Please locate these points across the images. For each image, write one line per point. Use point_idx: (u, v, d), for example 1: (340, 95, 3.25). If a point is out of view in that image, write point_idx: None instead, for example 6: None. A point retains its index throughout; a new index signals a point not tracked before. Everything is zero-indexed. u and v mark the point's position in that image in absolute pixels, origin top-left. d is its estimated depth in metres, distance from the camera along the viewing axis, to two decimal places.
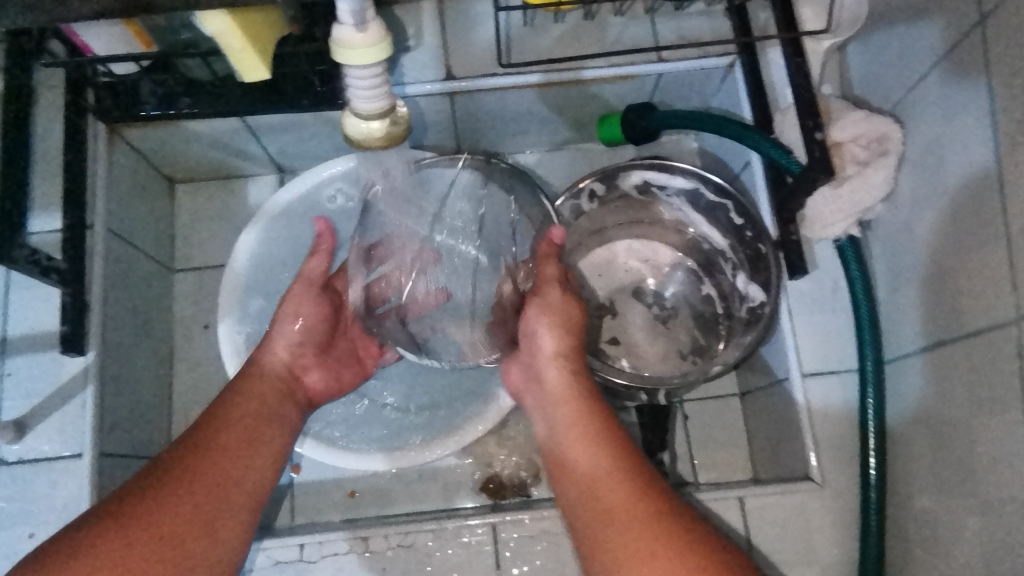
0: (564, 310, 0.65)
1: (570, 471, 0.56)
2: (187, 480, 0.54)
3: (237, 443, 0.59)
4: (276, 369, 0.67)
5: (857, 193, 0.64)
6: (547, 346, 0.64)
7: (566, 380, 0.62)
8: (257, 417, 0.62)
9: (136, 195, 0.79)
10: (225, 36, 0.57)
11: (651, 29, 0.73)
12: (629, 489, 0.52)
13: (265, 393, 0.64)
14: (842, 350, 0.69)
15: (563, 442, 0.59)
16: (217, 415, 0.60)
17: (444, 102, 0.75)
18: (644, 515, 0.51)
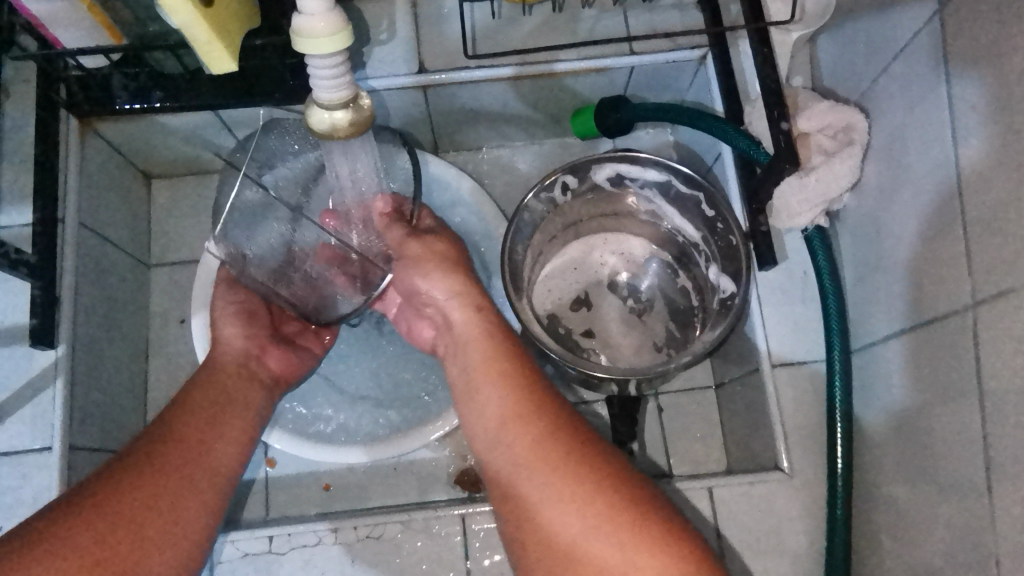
0: (431, 247, 0.67)
1: (477, 420, 0.57)
2: (155, 465, 0.55)
3: (200, 425, 0.61)
4: (231, 353, 0.70)
5: (823, 182, 0.64)
6: (442, 290, 0.65)
7: (474, 322, 0.62)
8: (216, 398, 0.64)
9: (110, 189, 0.79)
10: (192, 28, 0.57)
11: (623, 20, 0.73)
12: (531, 429, 0.53)
13: (224, 375, 0.67)
14: (812, 340, 0.70)
15: (469, 389, 0.59)
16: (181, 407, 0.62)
17: (416, 95, 0.76)
18: (560, 452, 0.52)
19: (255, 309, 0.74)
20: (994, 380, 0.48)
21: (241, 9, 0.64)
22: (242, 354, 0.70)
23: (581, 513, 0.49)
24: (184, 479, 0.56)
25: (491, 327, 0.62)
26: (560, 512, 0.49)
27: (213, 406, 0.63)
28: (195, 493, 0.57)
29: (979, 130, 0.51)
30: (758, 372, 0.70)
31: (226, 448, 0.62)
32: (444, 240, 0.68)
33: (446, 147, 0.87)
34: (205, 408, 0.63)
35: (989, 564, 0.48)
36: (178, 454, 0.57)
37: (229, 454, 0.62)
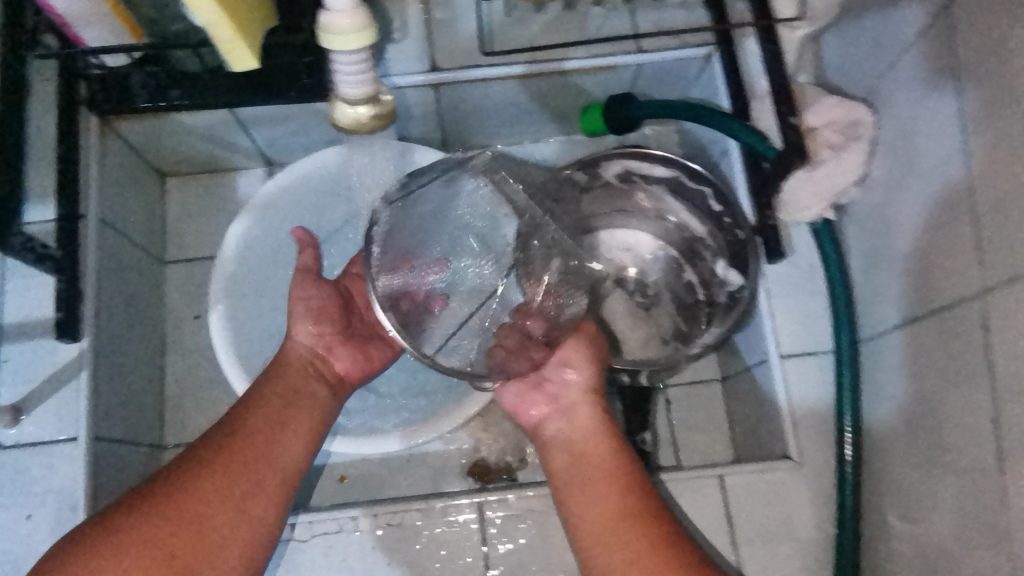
0: (594, 347, 0.71)
1: (584, 477, 0.63)
2: (219, 468, 0.59)
3: (268, 421, 0.63)
4: (298, 358, 0.69)
5: (831, 176, 0.66)
6: (579, 379, 0.69)
7: (590, 416, 0.67)
8: (287, 403, 0.65)
9: (128, 187, 0.81)
10: (214, 27, 0.59)
11: (631, 19, 0.75)
12: (637, 524, 0.58)
13: (292, 380, 0.67)
14: (818, 331, 0.71)
15: (587, 459, 0.64)
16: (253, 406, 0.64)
17: (430, 94, 0.77)
18: (661, 554, 0.57)
19: (327, 306, 0.72)
20: (1003, 365, 0.50)
21: (261, 8, 0.65)
22: (313, 352, 0.70)
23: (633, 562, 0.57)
24: (253, 499, 0.59)
25: (606, 421, 0.67)
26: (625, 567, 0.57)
27: (279, 413, 0.64)
28: (257, 502, 0.60)
29: (985, 122, 0.52)
30: (767, 363, 0.72)
31: (288, 447, 0.63)
32: (595, 337, 0.72)
33: (457, 145, 0.88)
34: (273, 416, 0.64)
35: (999, 545, 0.50)
36: (242, 469, 0.60)
37: (294, 453, 0.63)
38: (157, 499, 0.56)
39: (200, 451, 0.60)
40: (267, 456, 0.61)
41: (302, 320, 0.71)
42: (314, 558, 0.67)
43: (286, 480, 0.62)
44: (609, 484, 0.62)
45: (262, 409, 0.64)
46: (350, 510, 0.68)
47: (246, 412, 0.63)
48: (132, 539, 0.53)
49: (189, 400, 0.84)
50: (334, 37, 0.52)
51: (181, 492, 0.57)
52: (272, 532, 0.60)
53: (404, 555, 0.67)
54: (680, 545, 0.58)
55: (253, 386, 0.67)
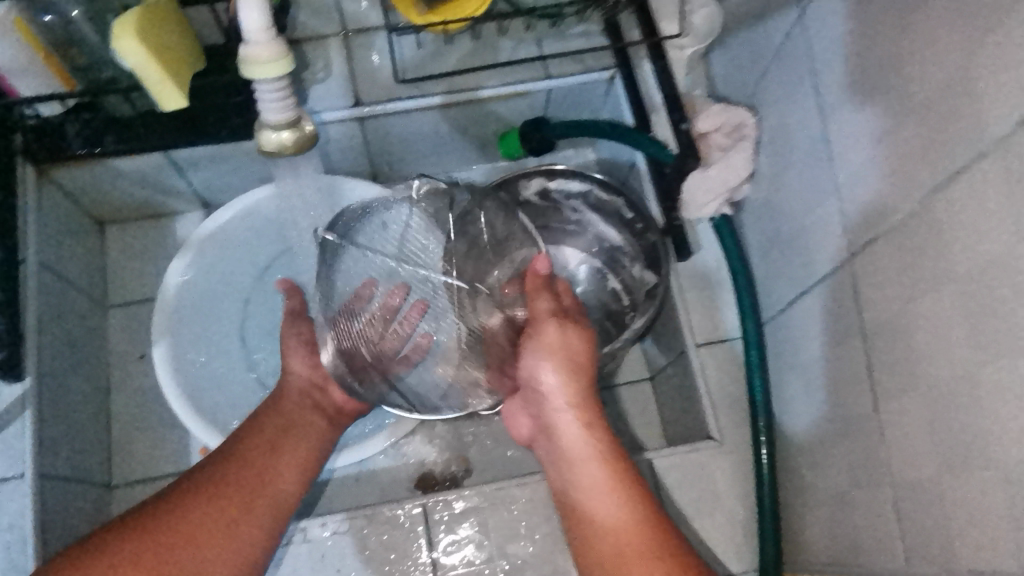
0: (565, 347, 0.69)
1: (575, 483, 0.66)
2: (217, 487, 0.65)
3: (261, 449, 0.70)
4: (297, 385, 0.78)
5: (723, 174, 0.73)
6: (556, 388, 0.68)
7: (582, 432, 0.67)
8: (275, 431, 0.72)
9: (68, 235, 0.84)
10: (142, 69, 0.64)
11: (537, 48, 0.82)
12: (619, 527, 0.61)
13: (285, 410, 0.75)
14: (729, 320, 0.77)
15: (573, 470, 0.67)
16: (249, 432, 0.71)
17: (355, 128, 0.82)
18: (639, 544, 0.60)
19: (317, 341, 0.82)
20: (873, 318, 0.56)
21: (186, 51, 0.70)
22: (308, 388, 0.78)
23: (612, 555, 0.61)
24: (249, 514, 0.65)
25: (591, 433, 0.67)
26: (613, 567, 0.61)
27: (274, 441, 0.71)
28: (250, 529, 0.65)
29: (839, 110, 0.59)
30: (685, 353, 0.77)
31: (283, 476, 0.70)
32: (573, 346, 0.69)
33: (386, 177, 0.94)
34: (264, 440, 0.71)
35: (884, 480, 0.55)
36: (239, 496, 0.66)
37: (285, 479, 0.70)
38: (162, 508, 0.62)
39: (202, 473, 0.66)
40: (262, 477, 0.68)
41: (299, 358, 0.80)
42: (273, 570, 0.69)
43: (272, 496, 0.68)
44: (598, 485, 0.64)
45: (259, 435, 0.71)
46: (298, 522, 0.70)
47: (246, 437, 0.71)
48: (136, 547, 0.59)
49: (135, 438, 0.86)
50: (255, 65, 0.57)
51: (175, 506, 0.63)
52: (261, 557, 0.65)
53: (354, 560, 0.70)
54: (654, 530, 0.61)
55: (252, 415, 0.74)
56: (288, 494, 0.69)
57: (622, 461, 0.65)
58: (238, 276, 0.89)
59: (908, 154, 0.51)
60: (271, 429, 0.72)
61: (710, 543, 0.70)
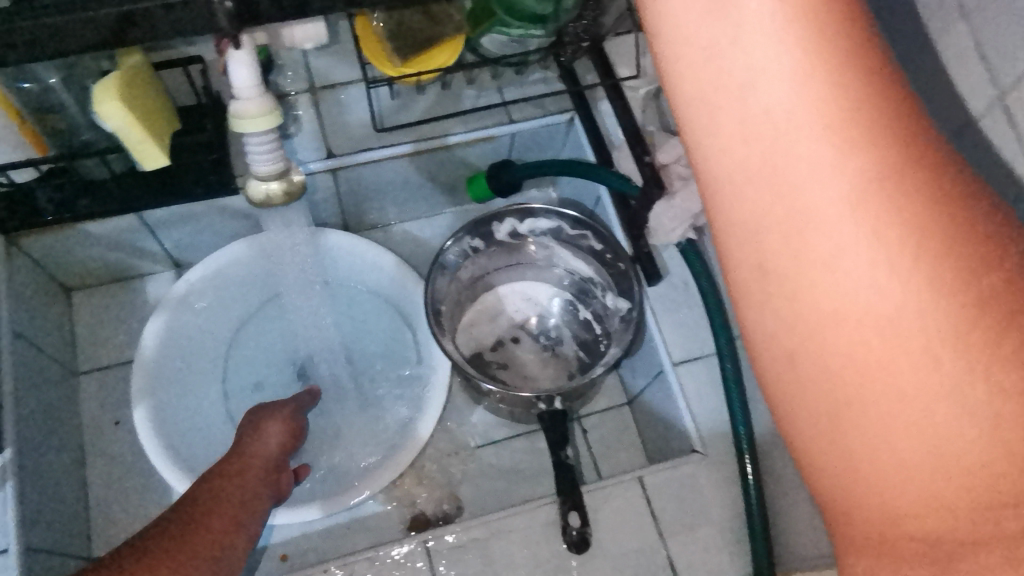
0: None
1: None
2: (180, 545, 0.59)
3: (225, 517, 0.65)
4: (264, 461, 0.73)
5: (686, 202, 0.76)
6: None
7: None
8: (237, 500, 0.67)
9: (38, 302, 0.83)
10: (124, 130, 0.64)
11: (500, 95, 0.86)
12: None
13: (248, 479, 0.70)
14: (702, 337, 0.81)
15: None
16: (216, 497, 0.66)
17: (328, 179, 0.84)
18: None
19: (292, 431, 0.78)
20: None
21: (163, 110, 0.71)
22: (270, 460, 0.74)
23: None
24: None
25: None
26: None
27: (235, 507, 0.66)
28: None
29: None
30: (664, 372, 0.80)
31: (238, 546, 0.64)
32: None
33: (358, 225, 0.96)
34: (227, 509, 0.65)
35: None
36: (206, 561, 0.59)
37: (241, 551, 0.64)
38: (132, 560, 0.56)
39: (163, 533, 0.60)
40: (223, 542, 0.62)
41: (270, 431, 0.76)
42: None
43: (227, 560, 0.62)
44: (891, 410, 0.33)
45: (221, 497, 0.66)
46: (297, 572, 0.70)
47: (207, 499, 0.65)
48: None
49: (114, 503, 0.83)
50: (243, 121, 0.57)
51: (142, 560, 0.56)
52: None
53: None
54: None
55: (205, 474, 0.70)
56: (239, 557, 0.64)
57: None
58: (207, 330, 0.87)
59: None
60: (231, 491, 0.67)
61: (706, 556, 0.72)
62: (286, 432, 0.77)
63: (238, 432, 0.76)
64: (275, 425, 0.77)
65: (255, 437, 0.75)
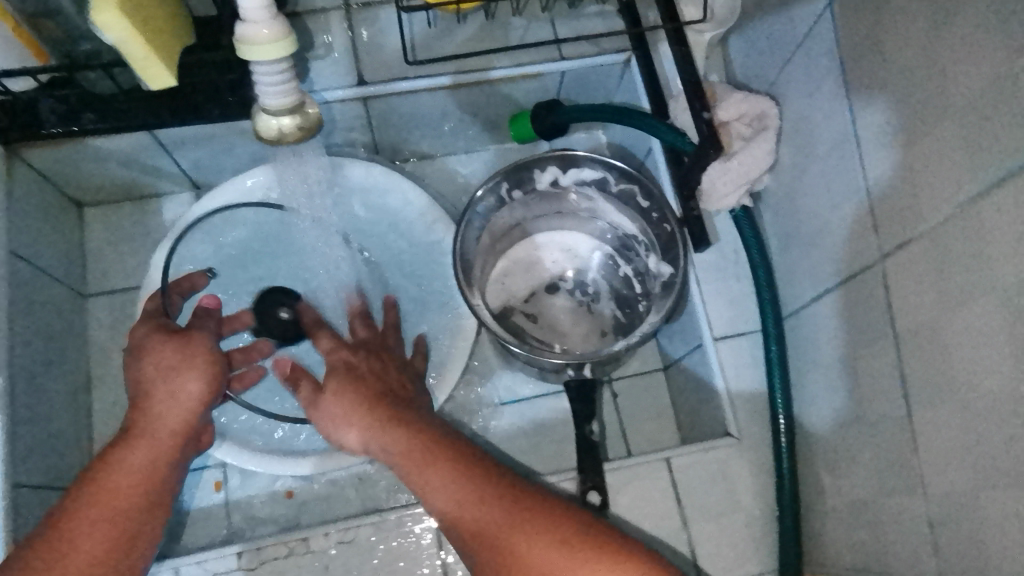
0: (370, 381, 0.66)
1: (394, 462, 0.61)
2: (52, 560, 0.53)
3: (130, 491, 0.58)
4: (182, 413, 0.64)
5: (744, 165, 0.70)
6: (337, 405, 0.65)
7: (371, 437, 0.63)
8: (148, 470, 0.60)
9: (44, 219, 0.78)
10: (126, 45, 0.57)
11: (550, 28, 0.77)
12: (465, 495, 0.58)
13: (165, 438, 0.62)
14: (749, 310, 0.75)
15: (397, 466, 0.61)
16: (112, 468, 0.58)
17: (357, 108, 0.77)
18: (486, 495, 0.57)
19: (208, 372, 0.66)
20: (906, 320, 0.53)
21: (170, 21, 0.63)
22: (189, 417, 0.64)
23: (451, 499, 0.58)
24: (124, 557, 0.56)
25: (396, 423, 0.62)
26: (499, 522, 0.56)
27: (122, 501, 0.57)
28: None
29: (865, 109, 0.57)
30: (703, 347, 0.75)
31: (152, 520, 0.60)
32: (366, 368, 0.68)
33: (389, 157, 0.89)
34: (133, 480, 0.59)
35: (915, 487, 0.53)
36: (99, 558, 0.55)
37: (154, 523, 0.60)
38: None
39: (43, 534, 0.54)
40: (112, 539, 0.56)
41: (186, 380, 0.65)
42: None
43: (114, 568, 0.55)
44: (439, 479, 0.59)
45: (115, 480, 0.58)
46: (297, 532, 0.67)
47: (98, 480, 0.57)
48: None
49: (121, 434, 0.81)
50: (245, 47, 0.51)
51: None
52: None
53: (360, 571, 0.67)
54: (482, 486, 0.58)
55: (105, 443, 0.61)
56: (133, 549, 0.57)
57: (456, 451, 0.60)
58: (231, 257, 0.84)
59: (938, 153, 0.49)
60: (128, 473, 0.59)
61: (726, 543, 0.68)
62: (201, 380, 0.66)
63: (146, 382, 0.64)
64: (186, 372, 0.65)
65: (171, 389, 0.64)
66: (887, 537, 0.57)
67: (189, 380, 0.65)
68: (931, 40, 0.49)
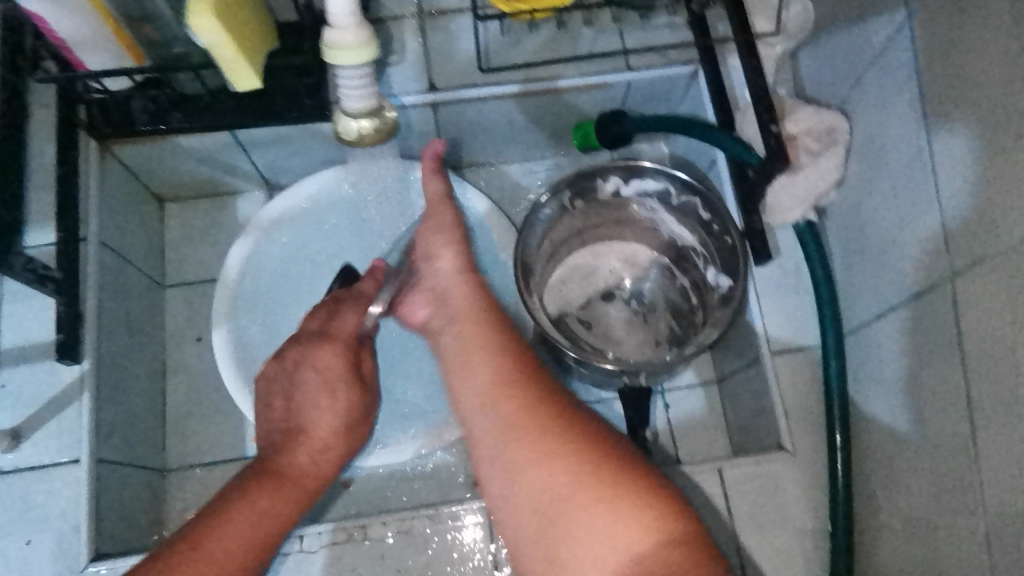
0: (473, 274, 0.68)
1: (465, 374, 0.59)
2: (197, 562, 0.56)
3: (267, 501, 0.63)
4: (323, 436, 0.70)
5: (811, 179, 0.70)
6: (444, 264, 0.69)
7: (465, 297, 0.65)
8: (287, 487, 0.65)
9: (129, 211, 0.82)
10: (218, 48, 0.61)
11: (619, 39, 0.78)
12: (509, 404, 0.55)
13: (304, 459, 0.68)
14: (808, 326, 0.74)
15: (460, 354, 0.60)
16: (254, 481, 0.64)
17: (427, 113, 0.80)
18: (530, 415, 0.54)
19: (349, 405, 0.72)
20: (974, 339, 0.53)
21: (259, 28, 0.67)
22: (331, 443, 0.70)
23: (499, 415, 0.55)
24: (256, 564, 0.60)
25: (481, 304, 0.65)
26: (536, 457, 0.52)
27: (259, 522, 0.61)
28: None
29: (940, 125, 0.56)
30: (760, 361, 0.74)
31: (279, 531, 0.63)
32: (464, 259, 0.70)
33: (455, 162, 0.92)
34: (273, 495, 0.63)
35: (974, 508, 0.53)
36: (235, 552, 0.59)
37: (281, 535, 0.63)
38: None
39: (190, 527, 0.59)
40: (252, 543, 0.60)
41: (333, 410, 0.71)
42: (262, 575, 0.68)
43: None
44: (495, 394, 0.56)
45: (263, 492, 0.63)
46: (357, 518, 0.69)
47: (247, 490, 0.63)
48: None
49: (189, 418, 0.84)
50: (329, 52, 0.53)
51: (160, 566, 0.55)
52: None
53: (413, 560, 0.69)
54: (531, 405, 0.55)
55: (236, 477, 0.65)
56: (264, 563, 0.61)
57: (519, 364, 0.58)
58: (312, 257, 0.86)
59: (1017, 174, 0.48)
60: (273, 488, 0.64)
61: (777, 558, 0.68)
62: (342, 409, 0.71)
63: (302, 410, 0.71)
64: (328, 398, 0.71)
65: (314, 411, 0.70)
66: (944, 560, 0.56)
67: (329, 406, 0.71)
68: (1017, 58, 0.49)
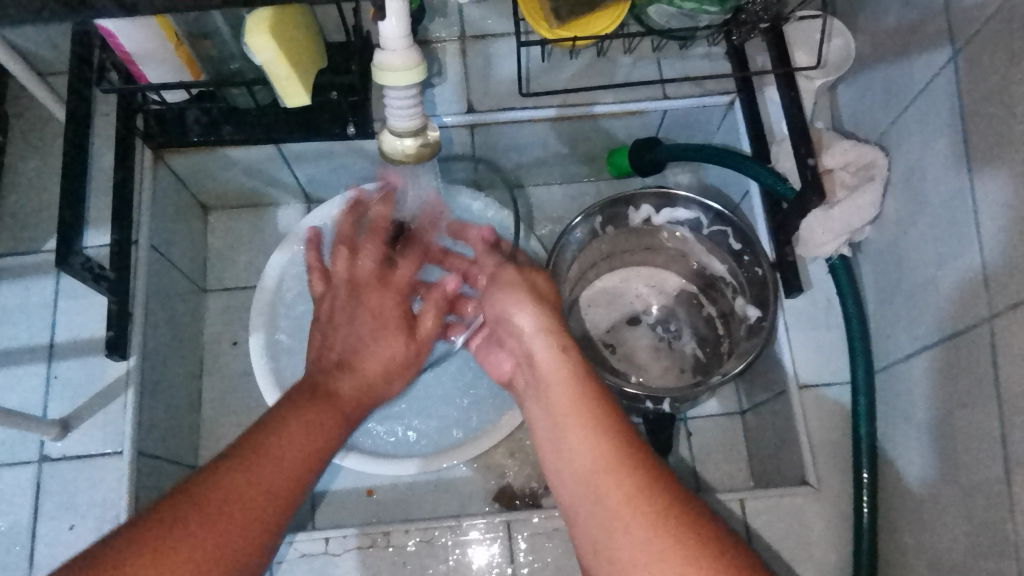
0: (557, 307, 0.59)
1: (562, 454, 0.50)
2: (260, 463, 0.49)
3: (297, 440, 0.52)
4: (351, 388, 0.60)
5: (846, 214, 0.70)
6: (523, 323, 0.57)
7: (556, 359, 0.54)
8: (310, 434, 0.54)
9: (177, 217, 0.85)
10: (272, 64, 0.63)
11: (657, 67, 0.80)
12: (620, 488, 0.46)
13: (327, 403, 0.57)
14: (836, 361, 0.74)
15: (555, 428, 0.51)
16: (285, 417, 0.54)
17: (465, 133, 0.81)
18: (643, 506, 0.45)
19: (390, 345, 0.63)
20: (1012, 380, 0.52)
21: (309, 46, 0.69)
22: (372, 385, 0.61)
23: (602, 509, 0.46)
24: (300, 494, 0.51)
25: (573, 368, 0.53)
26: (642, 548, 0.44)
27: (314, 441, 0.53)
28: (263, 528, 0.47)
29: (982, 162, 0.56)
30: (785, 393, 0.74)
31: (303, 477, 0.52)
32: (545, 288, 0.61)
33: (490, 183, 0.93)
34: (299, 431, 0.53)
35: (1007, 552, 0.52)
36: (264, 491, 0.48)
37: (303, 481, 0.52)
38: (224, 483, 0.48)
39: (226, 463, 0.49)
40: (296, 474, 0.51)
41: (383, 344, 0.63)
42: (287, 573, 0.70)
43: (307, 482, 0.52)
44: (599, 476, 0.47)
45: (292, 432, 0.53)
46: (381, 525, 0.70)
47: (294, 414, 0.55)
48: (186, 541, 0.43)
49: (221, 419, 0.87)
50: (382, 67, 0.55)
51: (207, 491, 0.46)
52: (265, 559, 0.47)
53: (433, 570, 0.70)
54: (646, 497, 0.45)
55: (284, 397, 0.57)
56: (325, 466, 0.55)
57: (629, 450, 0.48)
58: None
59: None
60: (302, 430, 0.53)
61: None
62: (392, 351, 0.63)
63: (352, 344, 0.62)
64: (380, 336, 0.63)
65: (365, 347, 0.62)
66: None
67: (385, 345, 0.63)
68: None
